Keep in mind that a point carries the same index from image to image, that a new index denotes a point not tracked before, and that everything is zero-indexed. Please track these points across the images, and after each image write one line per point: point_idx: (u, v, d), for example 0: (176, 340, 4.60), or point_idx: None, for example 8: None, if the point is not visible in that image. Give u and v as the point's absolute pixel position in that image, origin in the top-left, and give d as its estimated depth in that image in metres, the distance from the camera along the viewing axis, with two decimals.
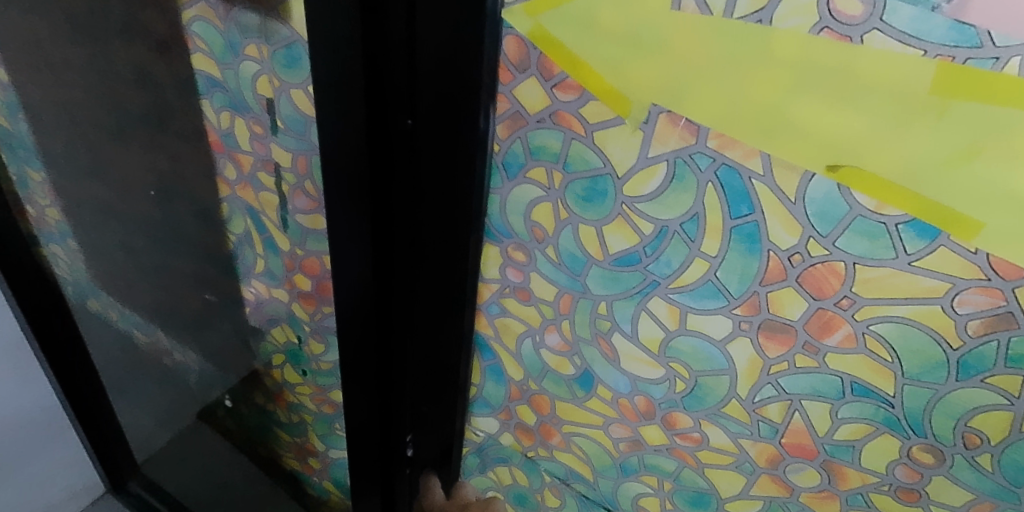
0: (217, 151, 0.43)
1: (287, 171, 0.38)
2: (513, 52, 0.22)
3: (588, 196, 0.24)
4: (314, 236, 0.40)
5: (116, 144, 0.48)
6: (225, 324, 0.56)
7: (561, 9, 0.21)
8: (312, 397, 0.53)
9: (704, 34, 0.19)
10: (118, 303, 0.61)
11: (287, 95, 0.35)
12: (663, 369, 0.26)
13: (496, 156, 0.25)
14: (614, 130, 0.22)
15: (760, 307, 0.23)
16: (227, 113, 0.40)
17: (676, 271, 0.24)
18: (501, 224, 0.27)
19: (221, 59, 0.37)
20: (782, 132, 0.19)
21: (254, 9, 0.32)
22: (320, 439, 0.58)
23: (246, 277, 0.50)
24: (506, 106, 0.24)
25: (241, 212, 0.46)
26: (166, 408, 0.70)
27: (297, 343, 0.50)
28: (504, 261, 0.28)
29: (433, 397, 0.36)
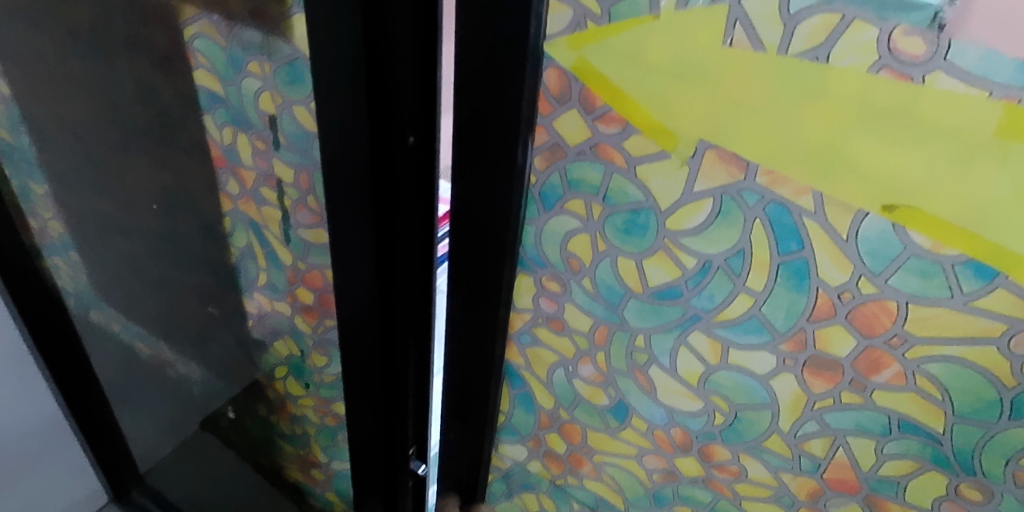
0: (219, 167, 0.42)
1: (288, 186, 0.38)
2: (553, 83, 0.22)
3: (628, 229, 0.24)
4: (317, 248, 0.40)
5: (120, 159, 0.48)
6: (228, 336, 0.56)
7: (604, 46, 0.20)
8: (316, 409, 0.53)
9: (756, 69, 0.18)
10: (120, 316, 0.61)
11: (289, 111, 0.35)
12: (703, 402, 0.26)
13: (533, 187, 0.25)
14: (662, 164, 0.22)
15: (806, 343, 0.22)
16: (229, 129, 0.39)
17: (719, 305, 0.23)
18: (535, 254, 0.27)
19: (224, 75, 0.37)
20: (827, 166, 0.19)
21: (256, 26, 0.32)
22: (325, 451, 0.57)
23: (249, 289, 0.49)
24: (545, 137, 0.23)
25: (243, 226, 0.45)
26: (167, 418, 0.69)
27: (300, 356, 0.50)
28: (538, 291, 0.28)
29: (462, 423, 0.35)
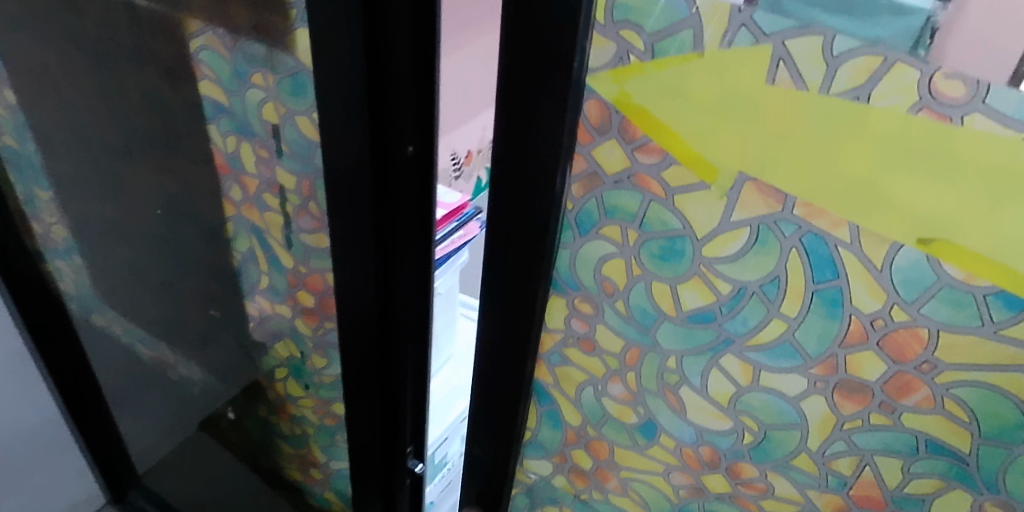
0: (224, 174, 0.44)
1: (290, 192, 0.40)
2: (594, 114, 0.23)
3: (663, 255, 0.24)
4: (318, 253, 0.41)
5: (125, 163, 0.49)
6: (228, 338, 0.56)
7: (645, 81, 0.21)
8: (315, 409, 0.53)
9: (797, 108, 0.19)
10: (122, 318, 0.61)
11: (292, 121, 0.36)
12: (732, 421, 0.27)
13: (569, 213, 0.26)
14: (697, 194, 0.22)
15: (837, 368, 0.23)
16: (234, 137, 0.41)
17: (753, 329, 0.24)
18: (568, 277, 0.27)
19: (229, 86, 0.39)
20: (855, 202, 0.20)
21: (259, 39, 0.35)
22: (322, 450, 0.56)
23: (251, 292, 0.50)
24: (584, 166, 0.24)
25: (247, 232, 0.46)
26: (167, 416, 0.69)
27: (300, 357, 0.50)
28: (570, 312, 0.29)
29: (487, 440, 0.35)
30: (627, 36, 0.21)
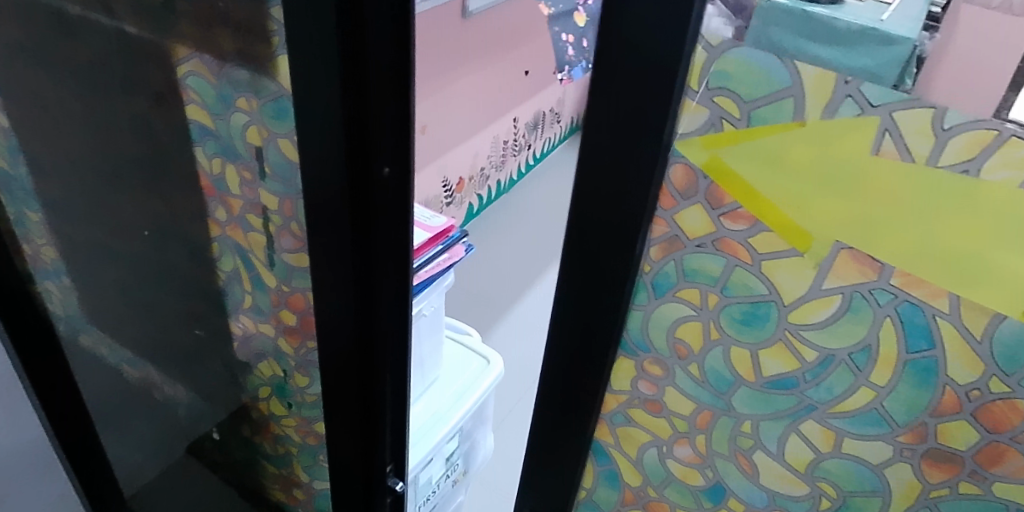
0: (214, 207, 0.93)
1: (275, 216, 0.85)
2: (681, 176, 0.45)
3: (743, 325, 0.49)
4: (296, 271, 0.88)
5: (114, 218, 1.04)
6: (207, 356, 1.15)
7: (734, 150, 0.42)
8: (292, 436, 1.12)
9: (909, 180, 0.38)
10: (105, 339, 1.22)
11: (275, 146, 0.78)
12: (836, 450, 0.50)
13: (650, 276, 0.51)
14: (782, 258, 0.44)
15: (921, 440, 0.46)
16: (217, 167, 0.88)
17: (833, 397, 0.48)
18: (644, 341, 0.54)
19: (215, 116, 0.83)
20: (911, 235, 0.39)
21: (243, 79, 0.75)
22: (295, 474, 1.18)
23: (237, 317, 1.06)
24: (666, 232, 0.48)
25: (229, 263, 0.98)
26: (154, 437, 1.33)
27: (282, 377, 1.05)
28: (640, 373, 0.56)
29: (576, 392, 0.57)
30: (716, 98, 0.41)
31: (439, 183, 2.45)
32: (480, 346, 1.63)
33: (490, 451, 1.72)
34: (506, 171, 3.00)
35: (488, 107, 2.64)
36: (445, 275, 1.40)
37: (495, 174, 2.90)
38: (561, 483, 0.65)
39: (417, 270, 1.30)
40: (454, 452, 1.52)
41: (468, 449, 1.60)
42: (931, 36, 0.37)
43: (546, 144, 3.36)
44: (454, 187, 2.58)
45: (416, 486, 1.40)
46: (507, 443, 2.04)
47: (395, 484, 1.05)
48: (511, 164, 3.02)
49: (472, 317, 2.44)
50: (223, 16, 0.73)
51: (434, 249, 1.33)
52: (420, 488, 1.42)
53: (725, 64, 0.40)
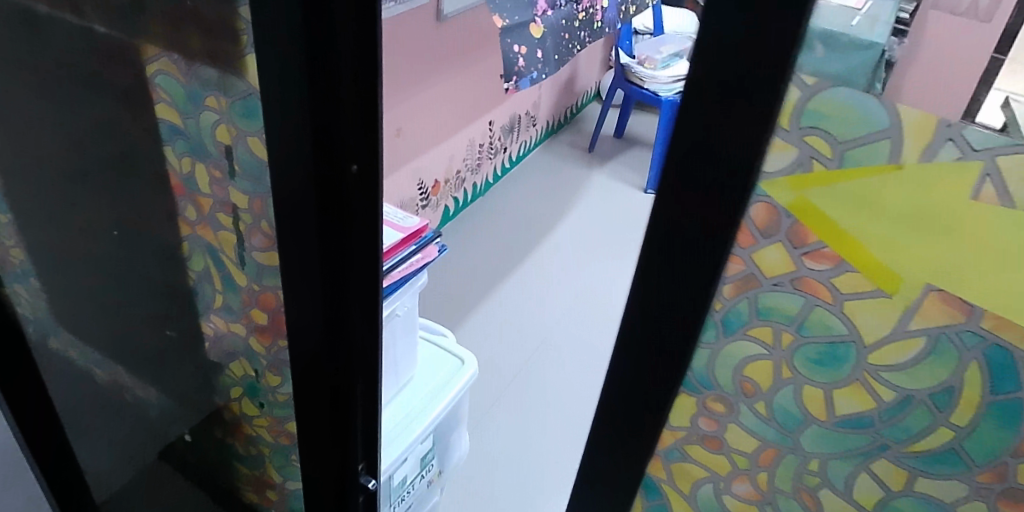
0: (183, 198, 1.05)
1: (243, 208, 0.99)
2: (763, 213, 0.53)
3: (826, 355, 0.58)
4: (266, 262, 1.02)
5: (86, 222, 1.16)
6: (178, 349, 1.27)
7: (818, 190, 0.50)
8: (270, 429, 1.25)
9: (1005, 229, 0.45)
10: (72, 338, 1.33)
11: (243, 141, 0.91)
12: (907, 478, 0.60)
13: (723, 306, 0.60)
14: (863, 302, 0.53)
15: (1001, 478, 0.55)
16: (187, 154, 1.00)
17: (910, 433, 0.58)
18: (709, 369, 0.65)
19: (184, 108, 0.95)
20: (995, 273, 0.47)
21: (213, 71, 0.87)
22: (275, 468, 1.31)
23: (207, 312, 1.18)
24: (743, 267, 0.57)
25: (199, 250, 1.10)
26: (121, 432, 1.45)
27: (254, 370, 1.19)
28: (704, 405, 0.68)
29: (650, 401, 0.67)
30: (806, 137, 0.48)
31: (416, 185, 2.51)
32: (456, 347, 1.65)
33: (464, 452, 1.74)
34: (482, 175, 3.08)
35: (465, 111, 2.70)
36: (419, 275, 1.43)
37: (472, 176, 2.98)
38: (623, 481, 0.76)
39: (389, 270, 1.33)
40: (428, 454, 1.55)
41: (442, 449, 1.63)
42: (898, 40, 0.45)
43: (523, 146, 3.43)
44: (430, 191, 2.63)
45: (390, 485, 1.43)
46: (485, 440, 2.09)
47: (368, 482, 1.18)
48: (486, 166, 3.09)
49: (451, 320, 2.49)
50: (191, 17, 0.84)
51: (407, 250, 1.36)
52: (394, 487, 1.45)
53: (817, 104, 0.47)
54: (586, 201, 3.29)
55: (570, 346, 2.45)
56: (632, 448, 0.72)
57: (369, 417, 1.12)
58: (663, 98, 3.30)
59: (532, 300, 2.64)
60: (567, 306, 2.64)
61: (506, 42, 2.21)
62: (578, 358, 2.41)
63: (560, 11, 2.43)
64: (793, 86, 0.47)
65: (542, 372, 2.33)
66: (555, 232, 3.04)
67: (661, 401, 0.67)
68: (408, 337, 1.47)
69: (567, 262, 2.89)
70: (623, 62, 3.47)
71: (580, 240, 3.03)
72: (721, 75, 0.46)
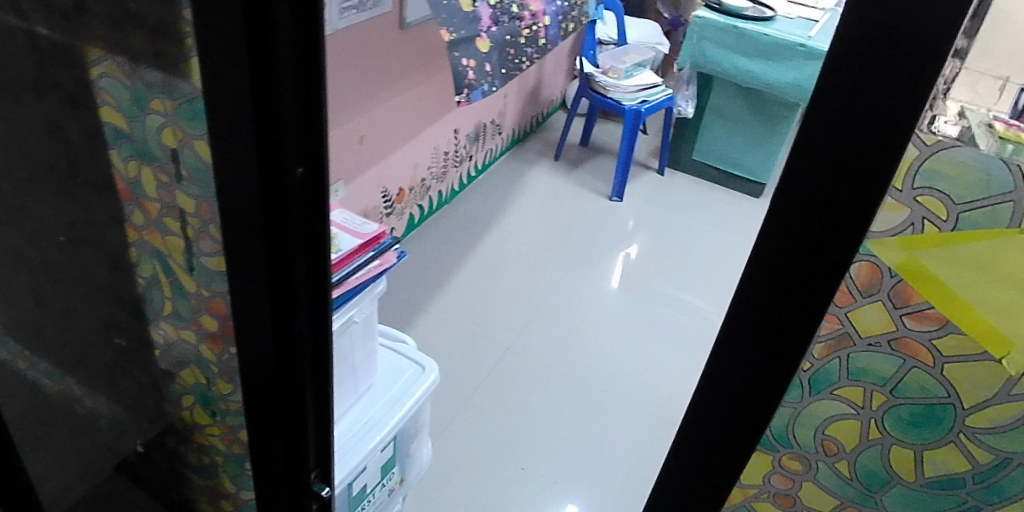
0: (128, 201, 1.04)
1: (190, 212, 0.97)
2: (865, 271, 0.65)
3: (923, 415, 0.71)
4: (213, 267, 1.00)
5: (31, 228, 1.14)
6: (128, 357, 1.24)
7: (926, 252, 0.61)
8: (224, 438, 1.23)
9: None
10: (16, 350, 1.30)
11: (189, 145, 0.90)
12: None
13: (818, 360, 0.73)
14: (963, 365, 0.66)
15: None
16: (133, 157, 0.99)
17: (999, 490, 0.72)
18: (802, 414, 0.78)
19: (129, 111, 0.94)
20: None
21: (157, 73, 0.86)
22: (228, 477, 1.30)
23: (156, 318, 1.16)
24: (837, 326, 0.69)
25: (147, 255, 1.09)
26: (69, 445, 1.42)
27: (205, 378, 1.17)
28: (786, 459, 0.83)
29: (749, 422, 0.81)
30: (919, 197, 0.59)
31: (380, 193, 2.53)
32: (418, 355, 1.64)
33: (426, 460, 1.73)
34: (448, 182, 3.09)
35: (430, 119, 2.71)
36: (377, 282, 1.42)
37: (437, 184, 2.99)
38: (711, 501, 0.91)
39: (346, 277, 1.32)
40: (388, 463, 1.54)
41: (403, 457, 1.61)
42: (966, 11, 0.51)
43: (490, 154, 3.45)
44: (394, 199, 2.66)
45: (348, 494, 1.41)
46: (448, 444, 2.09)
47: (322, 489, 1.18)
48: (451, 174, 3.10)
49: (416, 328, 2.49)
50: (135, 19, 0.84)
51: (365, 255, 1.36)
52: (353, 496, 1.43)
53: (934, 163, 0.57)
54: (554, 209, 3.32)
55: (536, 352, 2.46)
56: (732, 448, 0.84)
57: (321, 422, 1.11)
58: (627, 108, 3.34)
59: (499, 307, 2.65)
60: (533, 312, 2.65)
61: (454, 55, 2.22)
62: (545, 362, 2.43)
63: (504, 27, 2.42)
64: (913, 144, 0.57)
65: (510, 377, 2.35)
66: (524, 239, 3.07)
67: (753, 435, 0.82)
68: (367, 344, 1.46)
69: (536, 269, 2.89)
70: (587, 71, 3.51)
71: (549, 246, 3.05)
72: (849, 115, 0.57)
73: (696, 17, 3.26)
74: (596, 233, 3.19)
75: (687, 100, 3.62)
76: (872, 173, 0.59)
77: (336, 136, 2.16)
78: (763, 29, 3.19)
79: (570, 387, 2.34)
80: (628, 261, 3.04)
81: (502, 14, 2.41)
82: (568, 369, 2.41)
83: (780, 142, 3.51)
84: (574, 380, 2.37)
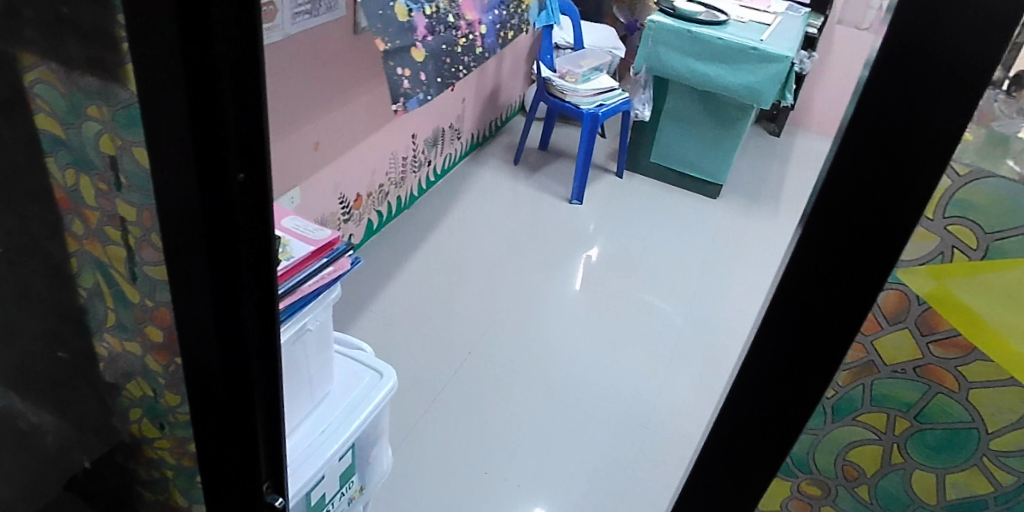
0: (68, 211, 1.02)
1: (131, 221, 0.95)
2: (893, 299, 0.65)
3: (948, 439, 0.71)
4: (157, 276, 0.98)
5: None
6: (72, 370, 1.20)
7: (955, 281, 0.62)
8: (174, 452, 1.20)
9: None
10: None
11: (127, 153, 0.88)
12: None
13: (840, 388, 0.74)
14: (987, 389, 0.66)
15: None
16: (70, 166, 0.97)
17: None
18: (824, 441, 0.79)
19: (65, 119, 0.92)
20: None
21: (92, 80, 0.85)
22: (179, 491, 1.27)
23: (100, 329, 1.14)
24: (863, 352, 0.70)
25: (88, 266, 1.07)
26: None
27: (152, 391, 1.15)
28: (804, 486, 0.84)
29: (768, 447, 0.81)
30: (950, 227, 0.59)
31: (337, 200, 2.52)
32: (376, 362, 1.64)
33: (386, 467, 1.72)
34: (407, 188, 3.09)
35: (386, 124, 2.71)
36: (331, 288, 1.41)
37: (397, 190, 2.99)
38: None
39: (299, 284, 1.30)
40: (347, 471, 1.52)
41: (363, 465, 1.60)
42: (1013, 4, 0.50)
43: (449, 159, 3.45)
44: (352, 205, 2.65)
45: (306, 504, 1.39)
46: (408, 449, 2.08)
47: (275, 500, 1.15)
48: (410, 180, 3.10)
49: (375, 335, 2.47)
50: (68, 24, 0.82)
51: (318, 262, 1.35)
52: (312, 507, 1.41)
53: (965, 194, 0.58)
54: (516, 213, 3.33)
55: (496, 356, 2.47)
56: (744, 454, 0.83)
57: (271, 433, 1.09)
58: (585, 111, 3.38)
59: (460, 310, 2.65)
60: (494, 316, 2.65)
61: (389, 65, 2.21)
62: (505, 365, 2.43)
63: (440, 36, 2.44)
64: (947, 175, 0.57)
65: (469, 381, 2.34)
66: (487, 244, 3.07)
67: (769, 457, 0.82)
68: (321, 351, 1.45)
69: (497, 273, 2.90)
70: (545, 75, 3.53)
71: (510, 250, 3.06)
72: (882, 116, 0.55)
73: (651, 21, 3.30)
74: (558, 236, 3.21)
75: (644, 103, 3.65)
76: (912, 152, 0.56)
77: (289, 141, 2.14)
78: (716, 33, 3.25)
79: (530, 390, 2.34)
80: (589, 263, 3.06)
81: (438, 23, 2.41)
82: (528, 373, 2.42)
83: (735, 143, 3.58)
84: (536, 383, 2.38)
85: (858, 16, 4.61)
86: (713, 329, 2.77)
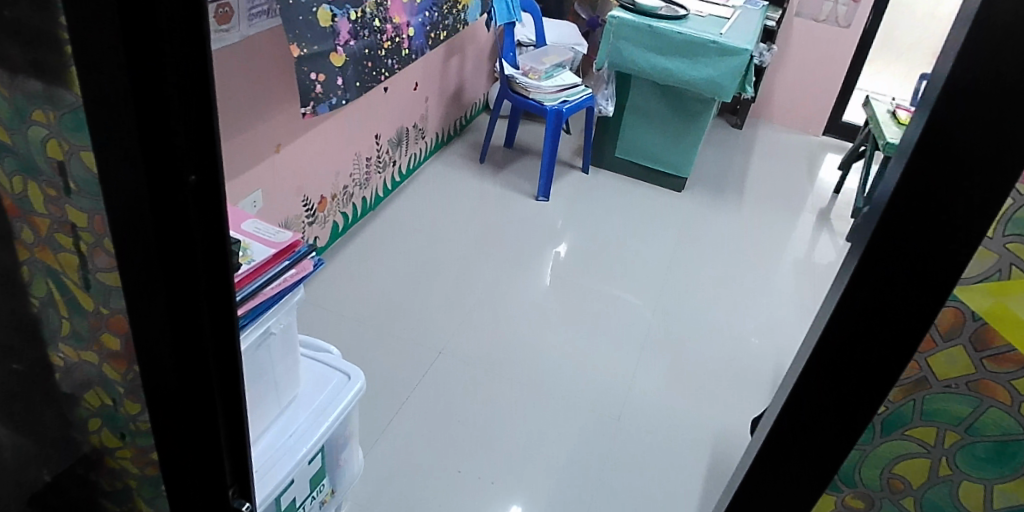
0: (18, 220, 1.00)
1: (84, 228, 0.93)
2: (951, 314, 0.66)
3: (998, 451, 0.72)
4: (110, 282, 0.96)
5: None
6: (23, 382, 1.15)
7: (1013, 297, 0.63)
8: (136, 461, 1.19)
9: None
10: None
11: (75, 158, 0.86)
12: None
13: (891, 401, 0.74)
14: None
15: None
16: (18, 172, 0.95)
17: None
18: (868, 449, 0.78)
19: (12, 125, 0.90)
20: None
21: (37, 83, 0.83)
22: (143, 500, 1.25)
23: (54, 338, 1.12)
24: (918, 367, 0.71)
25: (39, 275, 1.05)
26: None
27: (112, 401, 1.13)
28: (848, 499, 0.84)
29: (805, 451, 0.80)
30: (1009, 244, 0.61)
31: (300, 202, 2.50)
32: (344, 364, 1.63)
33: (356, 470, 1.72)
34: (372, 188, 3.07)
35: (349, 127, 2.69)
36: (294, 291, 1.39)
37: (362, 191, 2.97)
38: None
39: (261, 287, 1.29)
40: (318, 475, 1.52)
41: (332, 468, 1.59)
42: None
43: (413, 159, 3.44)
44: (316, 206, 2.63)
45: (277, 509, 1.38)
46: (378, 449, 2.08)
47: (241, 505, 1.14)
48: (375, 180, 3.08)
49: (342, 337, 2.45)
50: (11, 26, 0.81)
51: (280, 265, 1.34)
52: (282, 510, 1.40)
53: None
54: (485, 211, 3.34)
55: (465, 354, 2.46)
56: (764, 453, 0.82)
57: (235, 437, 1.08)
58: (548, 107, 3.38)
59: (430, 310, 2.65)
60: (464, 315, 2.65)
61: (302, 69, 2.13)
62: (470, 364, 2.43)
63: (363, 41, 2.40)
64: (1010, 195, 0.59)
65: (438, 380, 2.34)
66: (457, 244, 3.06)
67: (794, 455, 0.81)
68: (288, 354, 1.43)
69: (467, 272, 2.90)
70: (508, 73, 3.51)
71: (478, 248, 3.05)
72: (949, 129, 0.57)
73: (612, 17, 3.33)
74: (528, 232, 3.23)
75: (607, 98, 3.62)
76: (952, 172, 0.59)
77: (245, 141, 2.10)
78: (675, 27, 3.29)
79: (499, 388, 2.35)
80: (557, 260, 3.07)
81: (362, 28, 2.38)
82: (498, 369, 2.42)
83: (697, 137, 3.63)
84: (505, 380, 2.38)
85: (815, 9, 4.68)
86: (681, 322, 2.81)
